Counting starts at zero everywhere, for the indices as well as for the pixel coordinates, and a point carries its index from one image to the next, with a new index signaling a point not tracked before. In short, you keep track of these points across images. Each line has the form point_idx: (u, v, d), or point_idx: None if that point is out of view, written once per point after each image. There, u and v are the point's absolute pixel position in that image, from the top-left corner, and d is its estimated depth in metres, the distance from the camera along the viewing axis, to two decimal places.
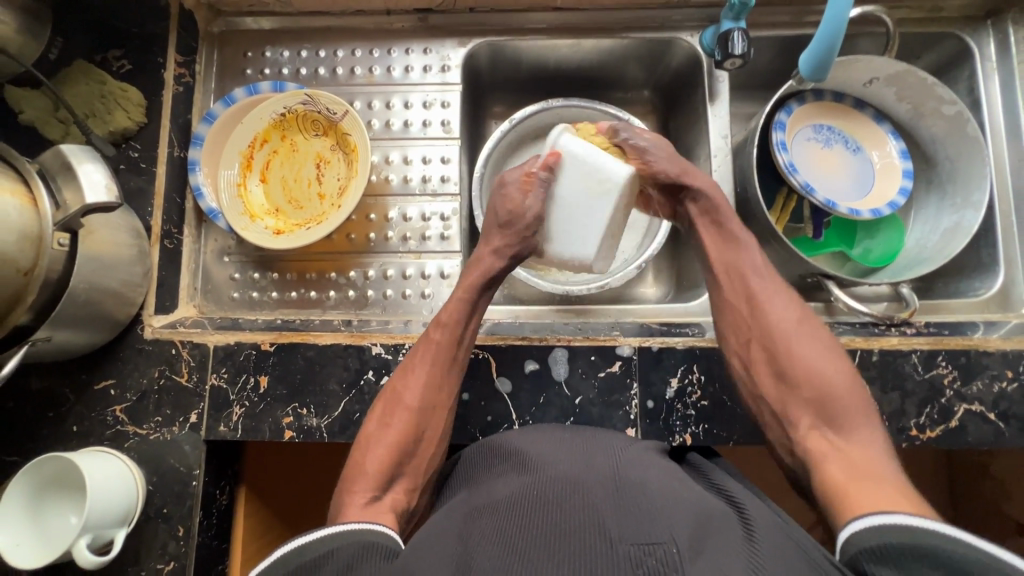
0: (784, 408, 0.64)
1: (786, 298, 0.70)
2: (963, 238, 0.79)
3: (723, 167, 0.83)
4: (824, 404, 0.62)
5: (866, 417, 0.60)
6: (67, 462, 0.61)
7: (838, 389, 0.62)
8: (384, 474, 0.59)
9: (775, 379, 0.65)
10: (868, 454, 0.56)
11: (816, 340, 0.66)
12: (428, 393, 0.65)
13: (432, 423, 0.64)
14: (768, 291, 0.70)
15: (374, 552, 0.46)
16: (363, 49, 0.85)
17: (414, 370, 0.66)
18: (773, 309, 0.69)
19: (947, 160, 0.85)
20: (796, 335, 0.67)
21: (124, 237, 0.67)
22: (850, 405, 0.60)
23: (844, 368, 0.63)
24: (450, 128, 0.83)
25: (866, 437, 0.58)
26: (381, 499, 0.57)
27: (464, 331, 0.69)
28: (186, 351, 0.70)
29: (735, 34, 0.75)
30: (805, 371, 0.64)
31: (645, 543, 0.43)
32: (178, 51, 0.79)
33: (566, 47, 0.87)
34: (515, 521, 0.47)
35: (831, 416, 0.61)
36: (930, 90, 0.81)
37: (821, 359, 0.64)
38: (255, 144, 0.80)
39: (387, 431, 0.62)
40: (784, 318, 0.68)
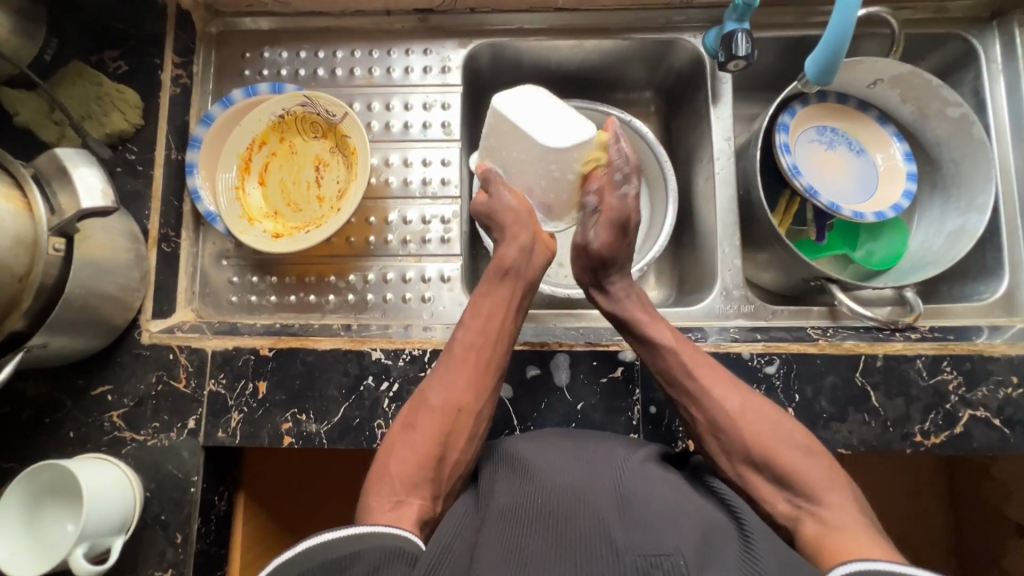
0: (757, 490, 0.58)
1: (723, 385, 0.63)
2: (968, 241, 0.78)
3: (726, 169, 0.83)
4: (790, 483, 0.56)
5: (834, 484, 0.56)
6: (63, 469, 0.60)
7: (804, 468, 0.57)
8: (410, 477, 0.56)
9: (740, 467, 0.60)
10: (847, 517, 0.52)
11: (765, 423, 0.60)
12: (455, 396, 0.62)
13: (460, 428, 0.61)
14: (707, 377, 0.64)
15: (398, 558, 0.45)
16: (363, 50, 0.84)
17: (441, 373, 0.65)
18: (717, 395, 0.62)
19: (951, 163, 0.85)
20: (743, 425, 0.60)
21: (121, 241, 0.66)
22: (818, 478, 0.56)
23: (807, 447, 0.59)
24: (451, 130, 0.82)
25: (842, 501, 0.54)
26: (406, 504, 0.54)
27: (491, 328, 0.67)
28: (184, 356, 0.70)
29: (739, 35, 0.74)
30: (765, 452, 0.58)
31: (653, 554, 0.42)
32: (175, 51, 0.78)
33: (567, 48, 0.86)
34: (520, 529, 0.47)
35: (803, 492, 0.56)
36: (935, 92, 0.81)
37: (777, 440, 0.59)
38: (253, 146, 0.79)
39: (412, 435, 0.60)
40: (725, 410, 0.62)
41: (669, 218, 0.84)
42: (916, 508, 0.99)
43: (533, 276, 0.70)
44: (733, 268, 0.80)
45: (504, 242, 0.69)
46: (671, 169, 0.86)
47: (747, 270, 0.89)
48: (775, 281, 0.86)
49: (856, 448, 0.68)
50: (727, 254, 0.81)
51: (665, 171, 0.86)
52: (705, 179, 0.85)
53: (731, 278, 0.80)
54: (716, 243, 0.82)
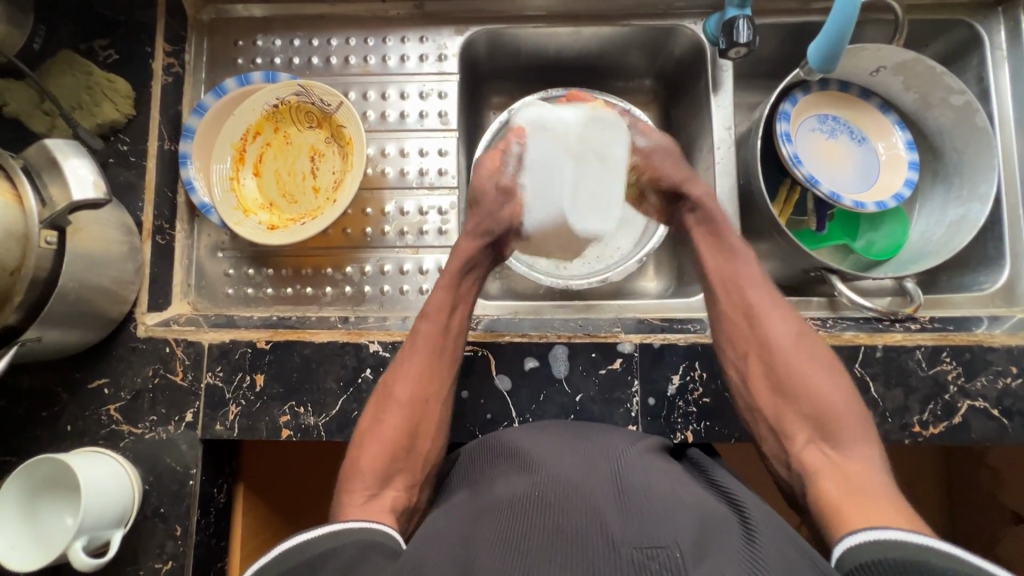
0: (784, 423, 0.64)
1: (780, 314, 0.69)
2: (969, 231, 0.78)
3: (726, 158, 0.82)
4: (818, 417, 0.62)
5: (865, 436, 0.60)
6: (60, 463, 0.60)
7: (834, 404, 0.62)
8: (380, 471, 0.60)
9: (767, 393, 0.65)
10: (867, 470, 0.57)
11: (809, 357, 0.66)
12: (419, 389, 0.65)
13: (426, 419, 0.65)
14: (767, 303, 0.70)
15: (374, 552, 0.46)
16: (358, 38, 0.83)
17: (403, 364, 0.66)
18: (775, 321, 0.68)
19: (954, 151, 0.84)
20: (788, 356, 0.66)
21: (114, 234, 0.66)
22: (847, 421, 0.61)
23: (843, 387, 0.63)
24: (447, 119, 0.81)
25: (861, 449, 0.59)
26: (381, 496, 0.59)
27: (452, 322, 0.69)
28: (181, 349, 0.69)
29: (740, 22, 0.73)
30: (809, 384, 0.64)
31: (648, 547, 0.42)
32: (166, 39, 0.76)
33: (566, 35, 0.85)
34: (517, 523, 0.47)
35: (832, 437, 0.60)
36: (938, 79, 0.80)
37: (815, 371, 0.64)
38: (248, 137, 0.78)
39: (380, 426, 0.63)
40: (777, 333, 0.68)
41: None
42: (912, 498, 0.99)
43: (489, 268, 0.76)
44: None
45: (467, 235, 0.73)
46: None
47: None
48: (775, 271, 0.86)
49: None
50: None
51: None
52: (705, 169, 0.84)
53: None
54: None
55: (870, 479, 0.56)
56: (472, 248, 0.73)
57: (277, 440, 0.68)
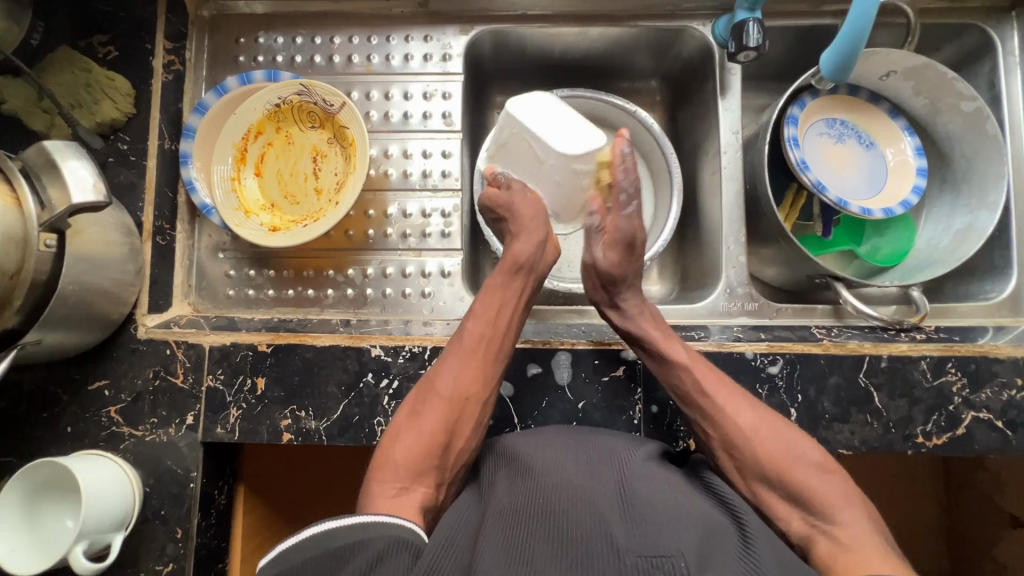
0: (772, 511, 0.58)
1: (736, 399, 0.62)
2: (977, 240, 0.77)
3: (733, 163, 0.81)
4: (802, 500, 0.56)
5: (847, 500, 0.54)
6: (60, 466, 0.60)
7: (822, 490, 0.55)
8: (416, 464, 0.57)
9: (753, 484, 0.59)
10: (865, 538, 0.51)
11: (781, 445, 0.59)
12: (464, 384, 0.62)
13: (467, 417, 0.62)
14: (714, 388, 0.63)
15: (402, 547, 0.45)
16: (361, 36, 0.81)
17: (450, 359, 0.64)
18: (728, 412, 0.61)
19: (963, 158, 0.83)
20: (758, 441, 0.59)
21: (115, 235, 0.65)
22: (830, 494, 0.55)
23: (820, 465, 0.57)
24: (451, 120, 0.80)
25: (859, 521, 0.53)
26: (412, 490, 0.55)
27: (502, 321, 0.67)
28: (182, 351, 0.69)
29: (750, 25, 0.72)
30: (781, 471, 0.57)
31: (653, 557, 0.42)
32: (166, 36, 0.75)
33: (572, 35, 0.84)
34: (522, 527, 0.47)
35: (819, 513, 0.54)
36: (949, 85, 0.79)
37: (789, 454, 0.58)
38: (249, 136, 0.77)
39: (418, 420, 0.60)
40: (738, 424, 0.61)
41: (673, 212, 0.82)
42: (911, 504, 0.99)
43: (544, 272, 0.71)
44: (737, 265, 0.79)
45: (515, 236, 0.69)
46: (676, 162, 0.84)
47: (751, 265, 0.88)
48: (779, 276, 0.86)
49: (857, 449, 0.67)
50: (732, 251, 0.80)
51: (671, 163, 0.84)
52: (711, 173, 0.83)
53: (735, 275, 0.79)
54: (721, 239, 0.80)
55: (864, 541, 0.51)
56: (525, 251, 0.68)
57: (278, 443, 0.68)
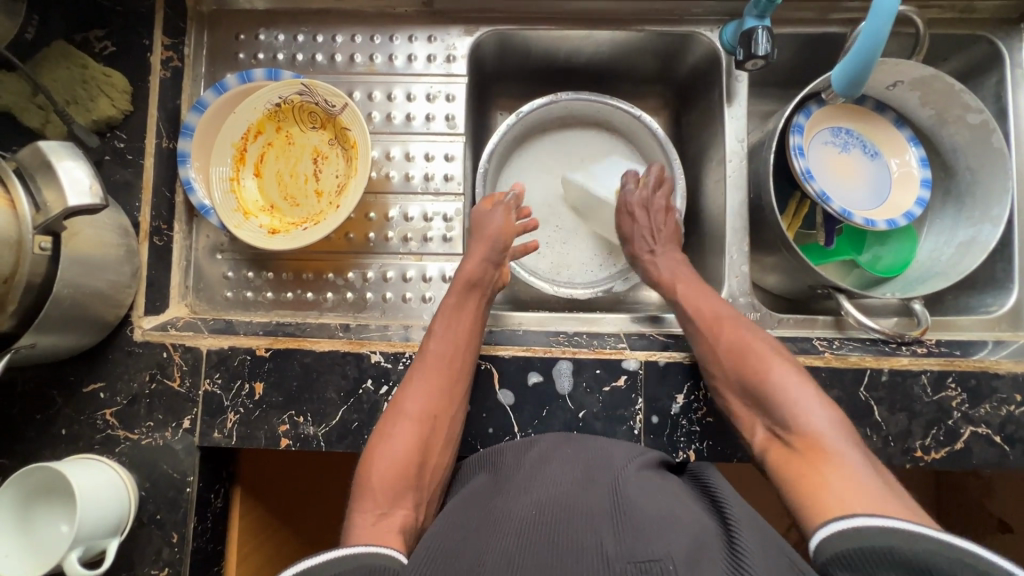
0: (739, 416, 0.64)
1: (721, 313, 0.69)
2: (980, 254, 0.77)
3: (738, 172, 0.80)
4: (765, 405, 0.61)
5: (805, 406, 0.58)
6: (54, 472, 0.59)
7: (784, 387, 0.60)
8: (392, 488, 0.57)
9: (725, 390, 0.65)
10: (824, 437, 0.56)
11: (751, 350, 0.65)
12: (428, 403, 0.63)
13: (436, 435, 0.63)
14: (710, 311, 0.70)
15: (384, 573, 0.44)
16: (364, 35, 0.80)
17: (412, 380, 0.65)
18: (719, 330, 0.68)
19: (967, 170, 0.82)
20: (737, 354, 0.65)
21: (111, 236, 0.64)
22: (788, 398, 0.60)
23: (787, 373, 0.62)
24: (454, 123, 0.79)
25: (816, 415, 0.58)
26: (391, 515, 0.55)
27: (461, 337, 0.68)
28: (179, 354, 0.68)
29: (760, 33, 0.71)
30: (750, 377, 0.63)
31: (641, 561, 0.41)
32: (164, 32, 0.74)
33: (578, 38, 0.83)
34: (512, 535, 0.46)
35: (776, 412, 0.60)
36: (956, 96, 0.78)
37: (756, 356, 0.64)
38: (249, 136, 0.75)
39: (390, 444, 0.61)
40: (718, 334, 0.67)
41: (677, 219, 0.82)
42: None
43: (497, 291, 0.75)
44: (740, 275, 0.79)
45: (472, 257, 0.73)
46: (680, 168, 0.84)
47: (752, 272, 0.88)
48: (780, 284, 0.86)
49: None
50: (735, 260, 0.79)
51: (676, 169, 0.83)
52: (716, 181, 0.83)
53: (738, 284, 0.79)
54: (725, 247, 0.80)
55: (825, 442, 0.55)
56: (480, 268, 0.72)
57: (276, 449, 0.68)
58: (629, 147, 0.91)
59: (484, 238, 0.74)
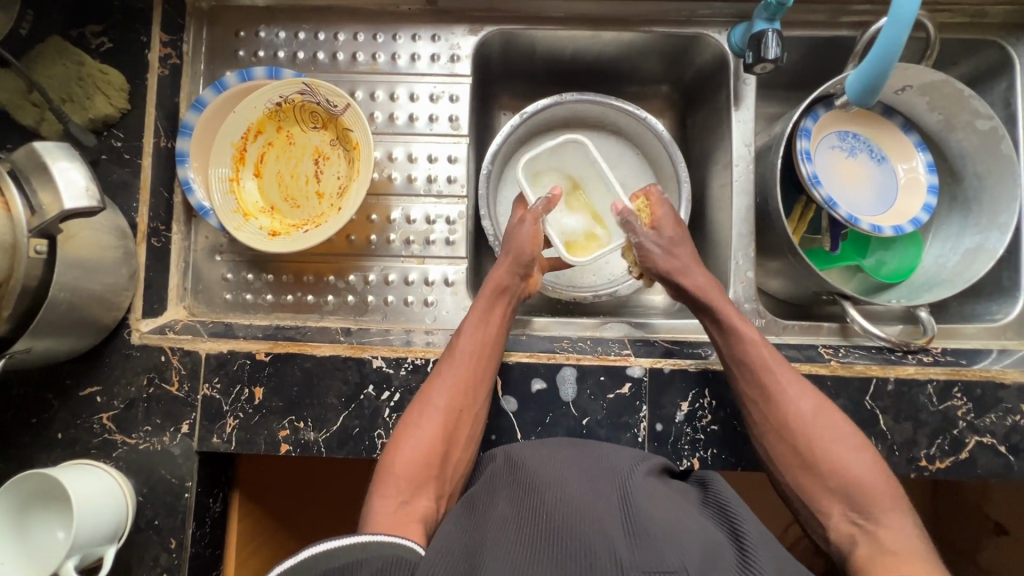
0: (813, 497, 0.60)
1: (794, 383, 0.64)
2: (986, 262, 0.76)
3: (744, 176, 0.79)
4: (850, 495, 0.58)
5: (893, 503, 0.56)
6: (51, 478, 0.58)
7: (870, 485, 0.57)
8: (416, 477, 0.57)
9: (797, 469, 0.61)
10: (904, 539, 0.53)
11: (835, 436, 0.61)
12: (458, 399, 0.63)
13: (462, 430, 0.63)
14: (782, 373, 0.64)
15: (399, 567, 0.44)
16: (366, 34, 0.79)
17: (442, 374, 0.64)
18: (790, 395, 0.63)
19: (975, 177, 0.82)
20: (813, 428, 0.61)
21: (109, 238, 0.63)
22: (876, 493, 0.57)
23: (866, 458, 0.59)
24: (458, 124, 0.78)
25: (898, 519, 0.55)
26: (413, 503, 0.55)
27: (492, 337, 0.68)
28: (177, 358, 0.67)
29: (769, 36, 0.70)
30: (830, 461, 0.59)
31: (658, 572, 0.41)
32: (162, 29, 0.72)
33: (584, 39, 0.81)
34: (523, 541, 0.46)
35: (860, 505, 0.57)
36: (965, 102, 0.77)
37: (840, 447, 0.60)
38: (249, 136, 0.74)
39: (415, 435, 0.60)
40: (796, 409, 0.62)
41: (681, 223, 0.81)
42: None
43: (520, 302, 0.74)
44: (745, 280, 0.78)
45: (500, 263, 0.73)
46: (685, 171, 0.83)
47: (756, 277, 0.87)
48: (785, 290, 0.85)
49: None
50: (740, 265, 0.79)
51: (681, 173, 0.82)
52: (721, 185, 0.82)
53: (743, 290, 0.78)
54: (730, 253, 0.79)
55: (903, 542, 0.53)
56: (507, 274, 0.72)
57: (276, 454, 0.67)
58: (634, 150, 0.90)
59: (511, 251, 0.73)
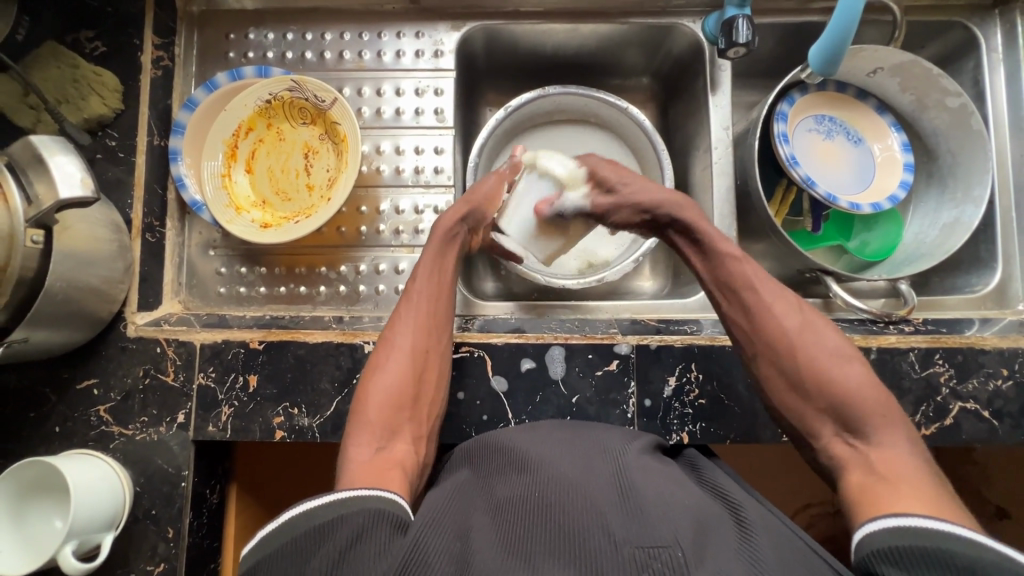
0: (801, 414, 0.57)
1: (784, 301, 0.63)
2: (962, 234, 0.78)
3: (724, 159, 0.81)
4: (841, 413, 0.54)
5: (889, 421, 0.52)
6: (49, 466, 0.59)
7: (863, 398, 0.54)
8: (386, 422, 0.58)
9: (784, 386, 0.59)
10: (898, 459, 0.49)
11: (820, 347, 0.58)
12: (418, 338, 0.65)
13: (428, 368, 0.64)
14: (767, 294, 0.63)
15: (382, 523, 0.44)
16: (352, 33, 0.81)
17: (402, 316, 0.67)
18: (773, 310, 0.62)
19: (949, 153, 0.84)
20: (796, 344, 0.59)
21: (103, 231, 0.64)
22: (871, 407, 0.53)
23: (860, 372, 0.56)
24: (443, 116, 0.80)
25: (894, 434, 0.52)
26: (387, 448, 0.56)
27: (441, 278, 0.71)
28: (172, 349, 0.68)
29: (740, 21, 0.72)
30: (815, 374, 0.57)
31: (651, 546, 0.42)
32: (155, 32, 0.75)
33: (564, 33, 0.84)
34: (517, 521, 0.47)
35: (853, 424, 0.53)
36: (935, 81, 0.80)
37: (830, 362, 0.57)
38: (240, 133, 0.76)
39: (383, 376, 0.62)
40: (781, 325, 0.61)
41: None
42: None
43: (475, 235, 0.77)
44: None
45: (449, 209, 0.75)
46: (668, 158, 0.85)
47: None
48: (770, 271, 0.86)
49: None
50: None
51: (663, 159, 0.84)
52: (702, 169, 0.84)
53: None
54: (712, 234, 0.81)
55: (900, 464, 0.49)
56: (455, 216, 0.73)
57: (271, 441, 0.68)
58: (617, 139, 0.92)
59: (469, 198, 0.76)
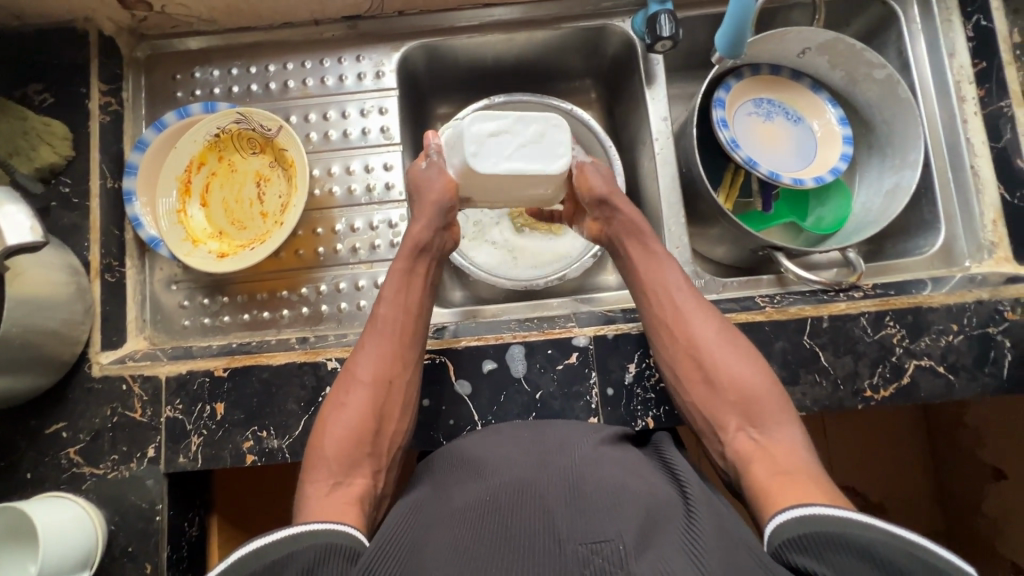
0: (712, 411, 0.64)
1: (704, 310, 0.70)
2: (903, 198, 0.80)
3: (666, 149, 0.84)
4: (749, 413, 0.62)
5: (786, 418, 0.61)
6: (20, 512, 0.59)
7: (764, 399, 0.62)
8: (346, 458, 0.60)
9: (699, 385, 0.65)
10: (793, 451, 0.58)
11: (733, 350, 0.66)
12: (385, 368, 0.66)
13: (390, 401, 0.65)
14: (693, 303, 0.70)
15: (333, 555, 0.45)
16: (295, 62, 0.84)
17: (366, 346, 0.68)
18: (697, 318, 0.68)
19: (884, 123, 0.87)
20: (716, 349, 0.66)
21: (59, 276, 0.65)
22: (770, 406, 0.61)
23: (763, 375, 0.64)
24: (390, 134, 0.82)
25: (787, 432, 0.60)
26: (345, 484, 0.58)
27: (410, 299, 0.71)
28: (138, 385, 0.69)
29: (662, 16, 0.75)
30: (728, 376, 0.64)
31: (594, 541, 0.42)
32: (101, 79, 0.77)
33: (500, 43, 0.87)
34: (466, 524, 0.47)
35: (757, 421, 0.61)
36: (860, 56, 0.82)
37: (742, 366, 0.65)
38: (192, 168, 0.78)
39: (343, 413, 0.63)
40: (703, 331, 0.68)
41: None
42: (885, 462, 1.01)
43: (443, 253, 0.77)
44: (680, 246, 0.82)
45: (416, 220, 0.74)
46: (615, 153, 0.88)
47: (700, 245, 0.90)
48: (728, 254, 0.88)
49: (811, 409, 0.69)
50: (675, 232, 0.82)
51: (611, 156, 0.87)
52: (648, 160, 0.86)
53: (680, 256, 0.82)
54: (663, 222, 0.83)
55: (794, 459, 0.57)
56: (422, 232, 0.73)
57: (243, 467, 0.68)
58: None
59: (427, 201, 0.73)
